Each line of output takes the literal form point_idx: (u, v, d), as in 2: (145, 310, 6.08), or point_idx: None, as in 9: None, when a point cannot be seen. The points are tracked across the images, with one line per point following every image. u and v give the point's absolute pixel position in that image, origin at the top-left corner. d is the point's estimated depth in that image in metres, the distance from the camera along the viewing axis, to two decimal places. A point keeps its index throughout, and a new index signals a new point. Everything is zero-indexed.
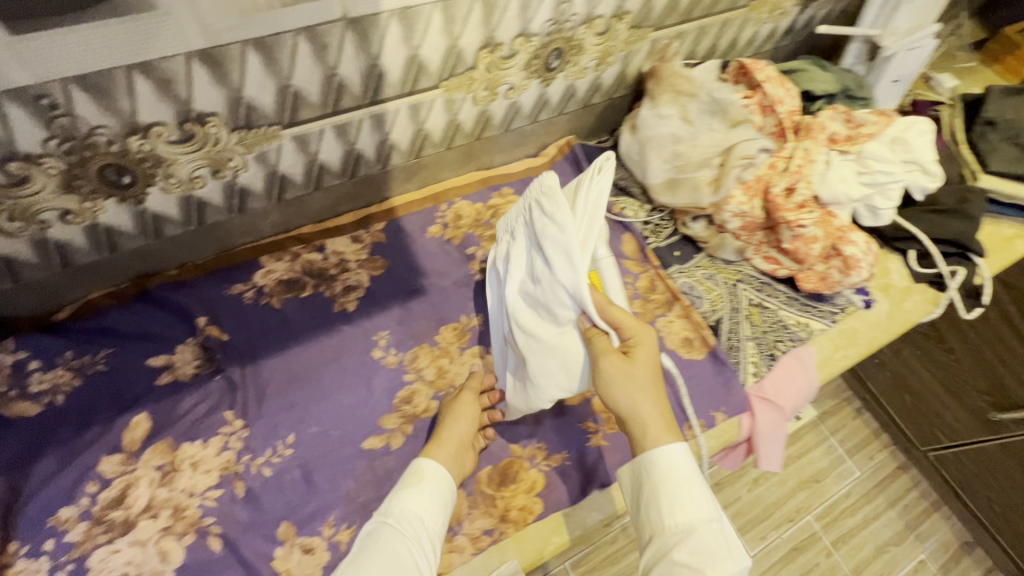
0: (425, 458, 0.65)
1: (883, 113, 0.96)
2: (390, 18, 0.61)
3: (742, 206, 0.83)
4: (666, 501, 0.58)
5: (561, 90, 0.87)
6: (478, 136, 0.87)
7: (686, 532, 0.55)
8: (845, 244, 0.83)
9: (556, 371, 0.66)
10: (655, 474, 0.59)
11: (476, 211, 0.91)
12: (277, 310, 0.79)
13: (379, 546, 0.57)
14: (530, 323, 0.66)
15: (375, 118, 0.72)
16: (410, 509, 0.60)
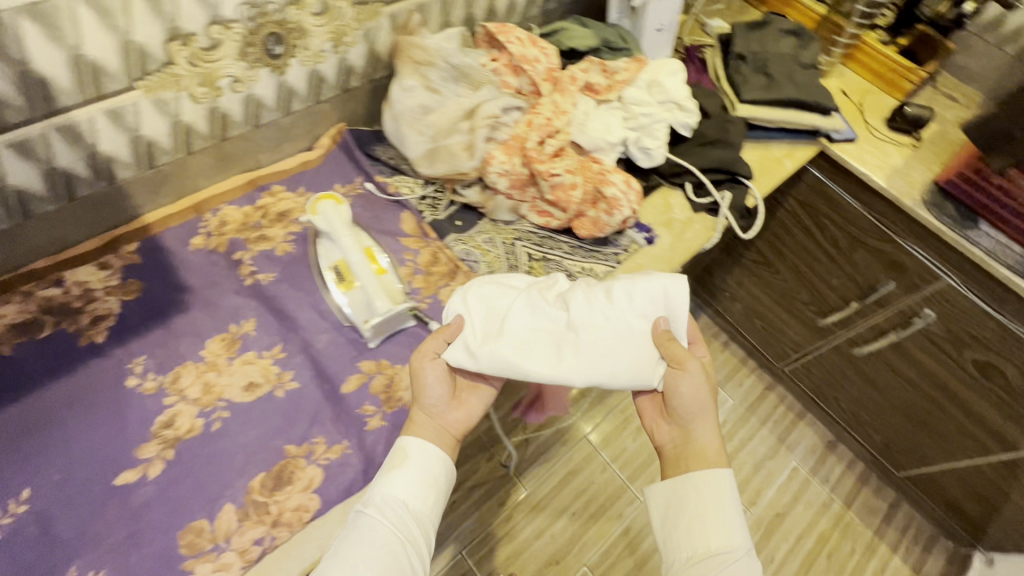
0: (406, 438, 0.68)
1: (637, 60, 1.02)
2: (17, 17, 0.56)
3: (504, 165, 0.84)
4: (707, 522, 0.73)
5: (303, 77, 0.84)
6: (224, 136, 0.83)
7: (726, 553, 0.70)
8: (606, 186, 0.87)
9: (611, 363, 0.75)
10: (707, 500, 0.74)
11: (243, 215, 0.87)
12: (5, 358, 0.71)
13: (366, 531, 0.62)
14: (592, 322, 0.75)
15: (65, 130, 0.66)
16: (395, 495, 0.65)
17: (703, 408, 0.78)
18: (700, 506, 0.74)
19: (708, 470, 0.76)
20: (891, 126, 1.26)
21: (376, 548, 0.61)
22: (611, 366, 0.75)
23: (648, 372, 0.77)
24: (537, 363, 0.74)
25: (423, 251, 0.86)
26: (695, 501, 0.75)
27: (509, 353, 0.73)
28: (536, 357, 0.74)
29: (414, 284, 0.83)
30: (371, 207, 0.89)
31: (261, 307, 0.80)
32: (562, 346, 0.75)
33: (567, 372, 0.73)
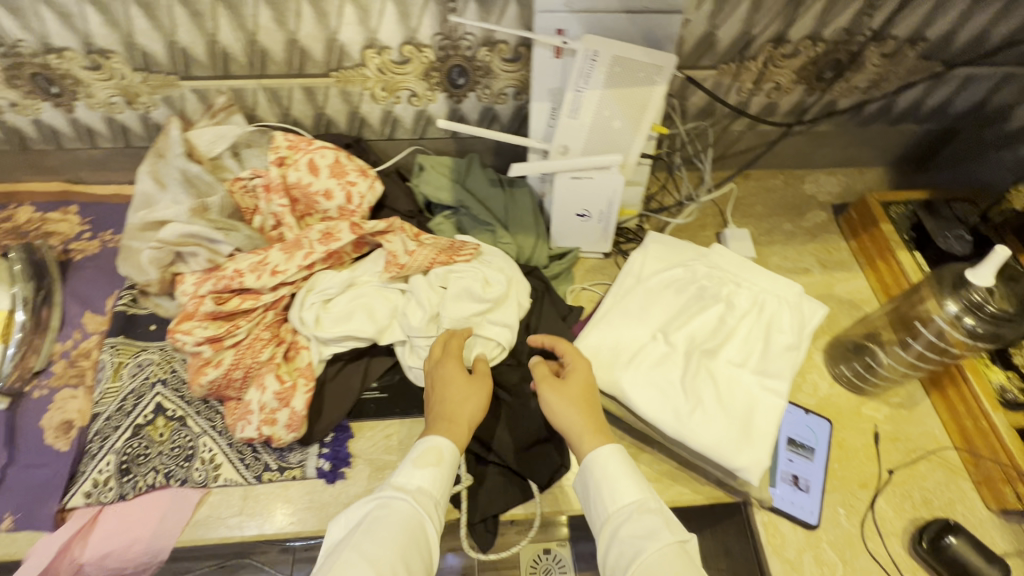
0: (442, 437, 0.58)
1: (456, 248, 0.75)
2: None
3: (189, 293, 0.68)
4: (610, 490, 0.56)
5: (99, 121, 0.81)
6: (25, 147, 0.86)
7: (627, 510, 0.55)
8: (252, 388, 0.65)
9: (704, 438, 0.62)
10: (612, 480, 0.57)
11: (27, 220, 0.89)
12: None
13: (378, 525, 0.52)
14: (695, 379, 0.65)
15: None
16: (429, 489, 0.56)
17: (574, 428, 0.61)
18: (602, 474, 0.57)
19: (589, 453, 0.58)
20: (915, 547, 0.67)
21: (398, 538, 0.51)
22: (708, 438, 0.62)
23: (614, 458, 0.58)
24: (643, 401, 0.65)
25: (91, 338, 0.77)
26: (597, 478, 0.57)
27: (621, 373, 0.67)
28: (645, 396, 0.65)
29: (52, 366, 0.75)
30: (100, 264, 0.82)
31: None
32: (670, 398, 0.64)
33: (664, 415, 0.64)
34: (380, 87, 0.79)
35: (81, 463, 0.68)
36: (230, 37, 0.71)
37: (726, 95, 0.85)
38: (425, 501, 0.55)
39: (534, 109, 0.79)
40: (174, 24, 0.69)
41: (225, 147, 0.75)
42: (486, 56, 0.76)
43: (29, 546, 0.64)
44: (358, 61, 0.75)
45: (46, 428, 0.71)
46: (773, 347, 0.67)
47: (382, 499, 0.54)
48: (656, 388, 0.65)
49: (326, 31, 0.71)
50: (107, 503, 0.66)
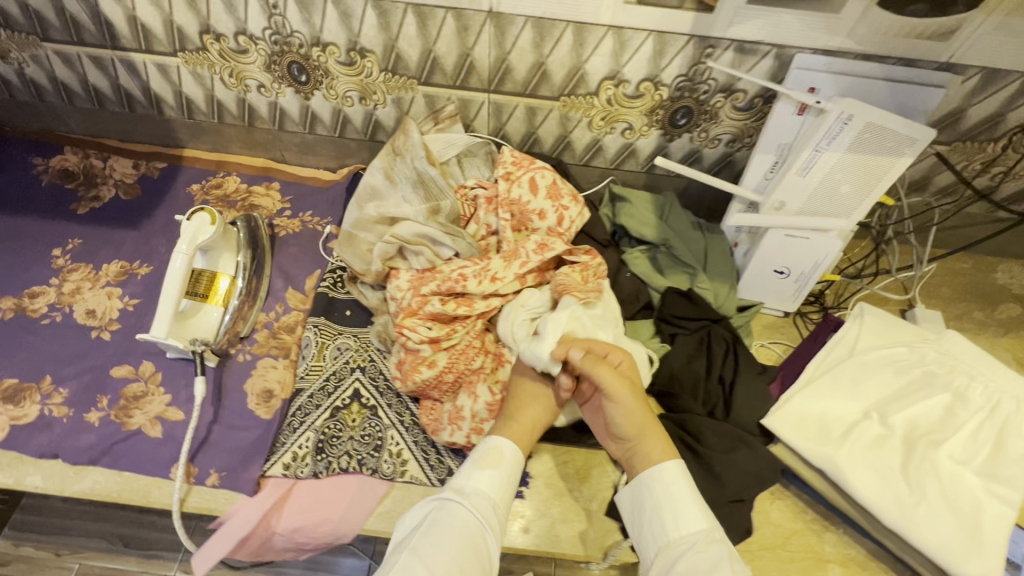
0: (502, 438, 0.61)
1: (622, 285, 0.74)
2: None
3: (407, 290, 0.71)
4: (671, 516, 0.57)
5: (327, 110, 0.86)
6: (250, 124, 0.91)
7: (685, 538, 0.56)
8: (462, 394, 0.68)
9: (927, 534, 0.59)
10: (669, 503, 0.58)
11: (234, 189, 0.94)
12: (42, 184, 0.94)
13: (440, 528, 0.54)
14: (917, 468, 0.62)
15: (125, 63, 0.83)
16: (486, 491, 0.58)
17: (643, 437, 0.62)
18: (664, 494, 0.58)
19: (655, 466, 0.60)
20: None
21: (460, 542, 0.53)
22: (932, 536, 0.59)
23: (675, 478, 0.59)
24: (859, 483, 0.62)
25: (292, 313, 0.81)
26: (654, 500, 0.59)
27: (834, 449, 0.64)
28: (861, 479, 0.62)
29: (255, 334, 0.78)
30: (304, 244, 0.87)
31: (160, 266, 0.86)
32: (889, 485, 0.62)
33: (883, 502, 0.61)
34: (600, 116, 0.80)
35: (280, 434, 0.71)
36: (483, 53, 0.73)
37: (951, 172, 0.81)
38: (483, 501, 0.57)
39: (753, 160, 0.78)
40: (438, 34, 0.72)
41: (454, 155, 0.79)
42: (718, 102, 0.76)
43: (228, 504, 0.68)
44: (592, 90, 0.77)
45: (248, 393, 0.74)
46: (1006, 448, 0.62)
47: (441, 502, 0.57)
48: (874, 470, 0.63)
49: (575, 59, 0.73)
50: (301, 478, 0.69)
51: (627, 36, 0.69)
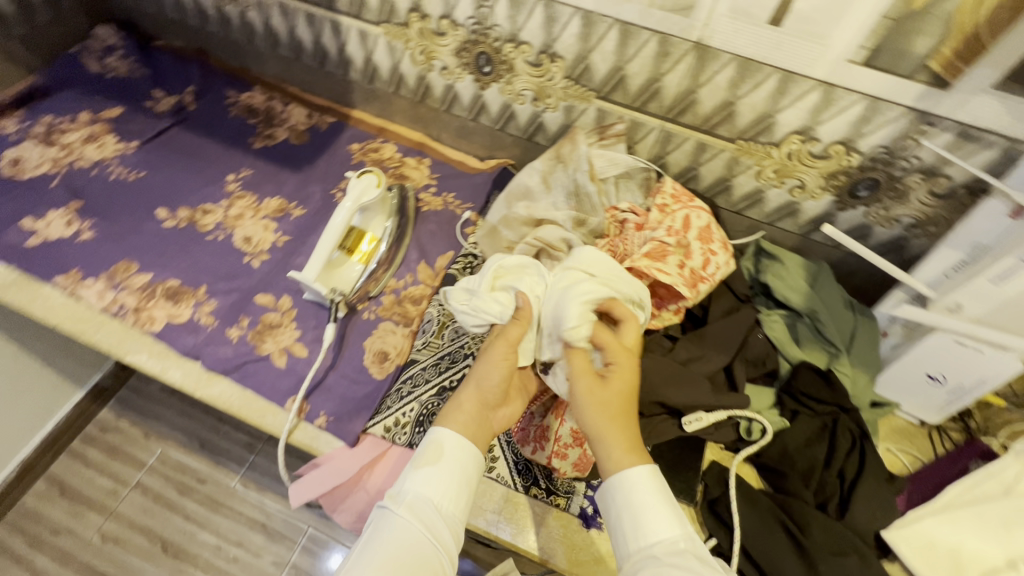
0: (443, 430, 0.59)
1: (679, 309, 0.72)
2: None
3: None
4: (635, 524, 0.53)
5: (498, 103, 0.88)
6: (420, 100, 0.96)
7: (651, 550, 0.51)
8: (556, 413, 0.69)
9: None
10: (632, 508, 0.53)
11: (389, 156, 1.00)
12: (230, 115, 1.04)
13: (383, 536, 0.53)
14: None
15: (333, 24, 0.90)
16: (427, 493, 0.56)
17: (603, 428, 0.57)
18: (626, 504, 0.54)
19: (614, 474, 0.55)
20: None
21: (405, 547, 0.52)
22: None
23: (637, 481, 0.54)
24: None
25: (419, 286, 0.83)
26: (618, 503, 0.54)
27: None
28: None
29: (382, 297, 0.82)
30: (443, 223, 0.90)
31: (312, 211, 0.93)
32: None
33: None
34: (773, 168, 0.77)
35: (387, 398, 0.74)
36: (674, 81, 0.72)
37: None
38: (426, 503, 0.55)
39: (933, 253, 0.70)
40: (635, 55, 0.72)
41: (613, 175, 0.78)
42: (913, 182, 0.70)
43: (328, 448, 0.72)
44: (775, 140, 0.73)
45: (365, 351, 0.78)
46: None
47: (384, 510, 0.56)
48: None
49: (769, 107, 0.70)
50: (396, 444, 0.71)
51: (837, 95, 0.65)
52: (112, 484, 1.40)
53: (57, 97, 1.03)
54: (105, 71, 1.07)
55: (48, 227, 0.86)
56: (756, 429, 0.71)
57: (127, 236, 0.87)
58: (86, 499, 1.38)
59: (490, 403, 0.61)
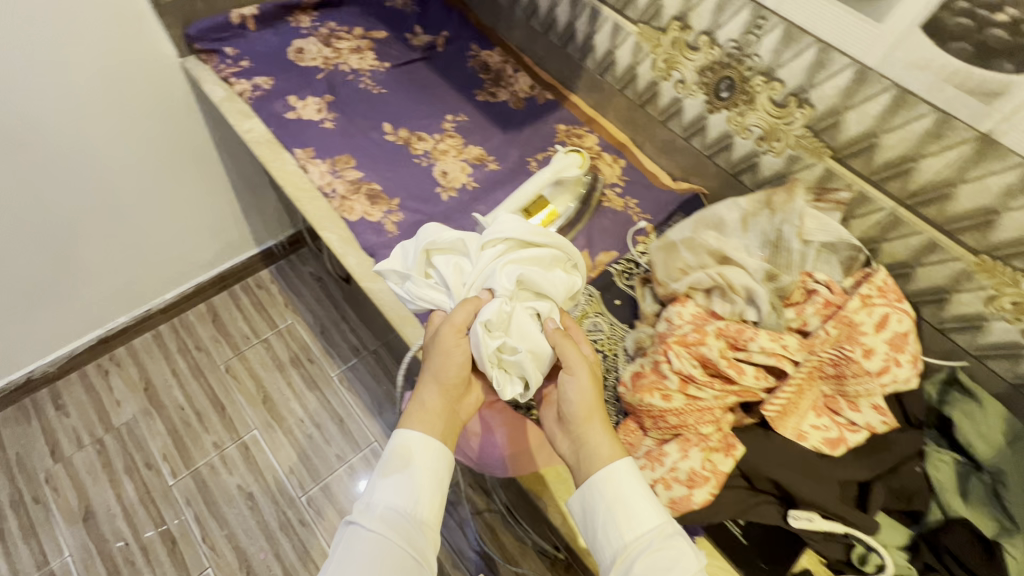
0: (408, 434, 0.64)
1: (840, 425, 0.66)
2: None
3: (689, 324, 0.69)
4: (622, 515, 0.58)
5: (719, 130, 0.86)
6: (640, 104, 0.97)
7: (643, 542, 0.57)
8: (667, 443, 0.65)
9: None
10: (621, 502, 0.59)
11: (589, 146, 1.03)
12: (467, 65, 1.15)
13: (364, 546, 0.59)
14: None
15: (593, 11, 0.93)
16: (397, 502, 0.61)
17: (590, 421, 0.64)
18: (613, 497, 0.59)
19: (603, 471, 0.60)
20: None
21: (390, 554, 0.58)
22: None
23: (621, 476, 0.60)
24: None
25: None
26: (606, 495, 0.60)
27: None
28: None
29: None
30: (617, 223, 0.91)
31: (504, 170, 0.99)
32: None
33: None
34: (1013, 300, 0.66)
35: None
36: (935, 167, 0.65)
37: None
38: (397, 512, 0.61)
39: None
40: (901, 126, 0.65)
41: (820, 240, 0.71)
42: None
43: None
44: None
45: None
46: None
47: (360, 524, 0.61)
48: None
49: None
50: None
51: None
52: (249, 331, 1.65)
53: (345, 10, 1.21)
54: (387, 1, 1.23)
55: (304, 108, 1.03)
56: (872, 563, 0.62)
57: (356, 137, 1.00)
58: (228, 334, 1.64)
59: (452, 392, 0.69)
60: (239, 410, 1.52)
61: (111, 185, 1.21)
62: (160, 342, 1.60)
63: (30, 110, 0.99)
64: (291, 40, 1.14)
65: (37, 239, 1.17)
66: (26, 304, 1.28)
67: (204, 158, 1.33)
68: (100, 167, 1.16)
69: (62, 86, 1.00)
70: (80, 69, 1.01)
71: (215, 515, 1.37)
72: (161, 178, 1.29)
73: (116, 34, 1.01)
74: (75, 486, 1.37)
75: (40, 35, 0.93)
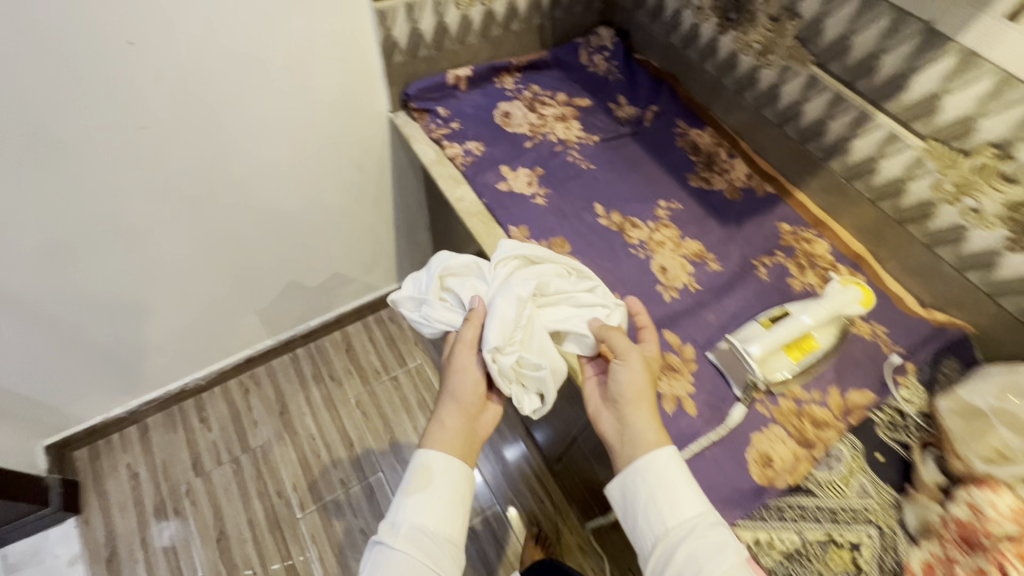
0: (430, 455, 0.72)
1: None
2: (977, 67, 0.68)
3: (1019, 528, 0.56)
4: (665, 504, 0.64)
5: (1018, 271, 0.74)
6: (897, 220, 0.87)
7: (684, 529, 0.63)
8: None
9: None
10: (661, 488, 0.65)
11: (821, 253, 0.93)
12: (675, 145, 1.08)
13: (392, 561, 0.65)
14: None
15: (861, 115, 0.84)
16: (419, 519, 0.68)
17: (638, 404, 0.69)
18: (656, 484, 0.65)
19: (648, 456, 0.67)
20: None
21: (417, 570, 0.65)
22: None
23: (662, 461, 0.66)
24: None
25: (825, 410, 0.75)
26: (649, 482, 0.66)
27: None
28: None
29: (779, 397, 0.76)
30: (869, 355, 0.80)
31: (728, 271, 0.91)
32: None
33: None
34: None
35: (764, 508, 0.68)
36: None
37: None
38: (419, 528, 0.68)
39: None
40: None
41: None
42: None
43: None
44: None
45: (749, 443, 0.72)
46: None
47: (383, 545, 0.67)
48: None
49: None
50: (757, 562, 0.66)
51: None
52: (380, 366, 1.64)
53: (549, 74, 1.17)
54: (590, 66, 1.18)
55: (516, 180, 1.00)
56: None
57: (569, 218, 0.96)
58: (360, 367, 1.64)
59: (471, 411, 0.76)
60: (367, 449, 1.50)
61: (299, 230, 1.25)
62: (297, 366, 1.63)
63: (257, 159, 1.03)
64: (498, 102, 1.11)
65: (228, 271, 1.23)
66: (200, 327, 1.33)
67: (381, 209, 1.34)
68: (297, 215, 1.20)
69: (292, 144, 1.05)
70: (311, 130, 1.05)
71: (337, 556, 1.35)
72: (341, 221, 1.30)
73: (349, 101, 1.04)
74: (213, 503, 1.40)
75: (291, 99, 0.97)
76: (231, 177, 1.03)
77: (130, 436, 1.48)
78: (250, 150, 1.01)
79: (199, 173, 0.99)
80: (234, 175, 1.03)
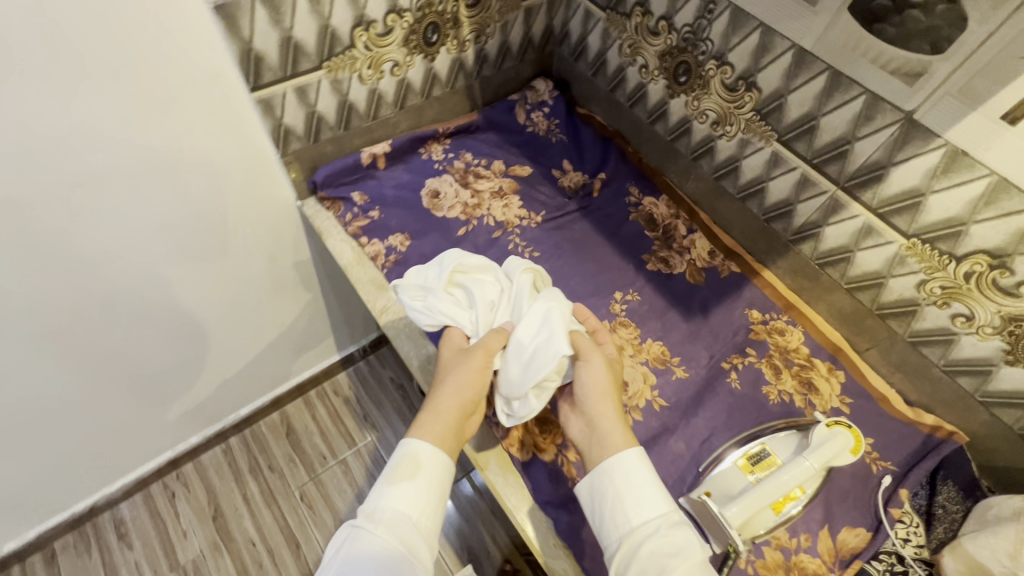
0: (420, 443, 0.62)
1: None
2: (967, 168, 0.58)
3: None
4: (630, 504, 0.59)
5: (1017, 384, 0.66)
6: (878, 313, 0.77)
7: (647, 530, 0.57)
8: None
9: None
10: (626, 486, 0.60)
11: (795, 346, 0.83)
12: (628, 218, 0.95)
13: (364, 552, 0.54)
14: None
15: (832, 201, 0.73)
16: (403, 507, 0.58)
17: (602, 404, 0.65)
18: (621, 485, 0.60)
19: (614, 454, 0.62)
20: None
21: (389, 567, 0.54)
22: None
23: (628, 463, 0.61)
24: None
25: (817, 561, 0.65)
26: (614, 483, 0.60)
27: None
28: None
29: (765, 549, 0.65)
30: (859, 483, 0.70)
31: (696, 379, 0.79)
32: None
33: None
34: None
35: None
36: None
37: None
38: (400, 518, 0.57)
39: None
40: None
41: None
42: None
43: None
44: None
45: None
46: None
47: (357, 531, 0.56)
48: None
49: None
50: None
51: None
52: (325, 449, 1.48)
53: (481, 137, 1.03)
54: (528, 125, 1.04)
55: None
56: None
57: None
58: (303, 452, 1.47)
59: (468, 410, 0.66)
60: (316, 551, 1.35)
61: (195, 344, 1.03)
62: (231, 460, 1.45)
63: (114, 287, 0.81)
64: (423, 178, 0.95)
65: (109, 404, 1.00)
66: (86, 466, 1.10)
67: (308, 306, 1.15)
68: (197, 324, 0.99)
69: (178, 252, 0.84)
70: (199, 232, 0.84)
71: None
72: (251, 321, 1.09)
73: (243, 195, 0.85)
74: None
75: (168, 205, 0.77)
76: (80, 314, 0.81)
77: (33, 567, 1.28)
78: (121, 268, 0.79)
79: (51, 304, 0.76)
80: (84, 310, 0.81)
